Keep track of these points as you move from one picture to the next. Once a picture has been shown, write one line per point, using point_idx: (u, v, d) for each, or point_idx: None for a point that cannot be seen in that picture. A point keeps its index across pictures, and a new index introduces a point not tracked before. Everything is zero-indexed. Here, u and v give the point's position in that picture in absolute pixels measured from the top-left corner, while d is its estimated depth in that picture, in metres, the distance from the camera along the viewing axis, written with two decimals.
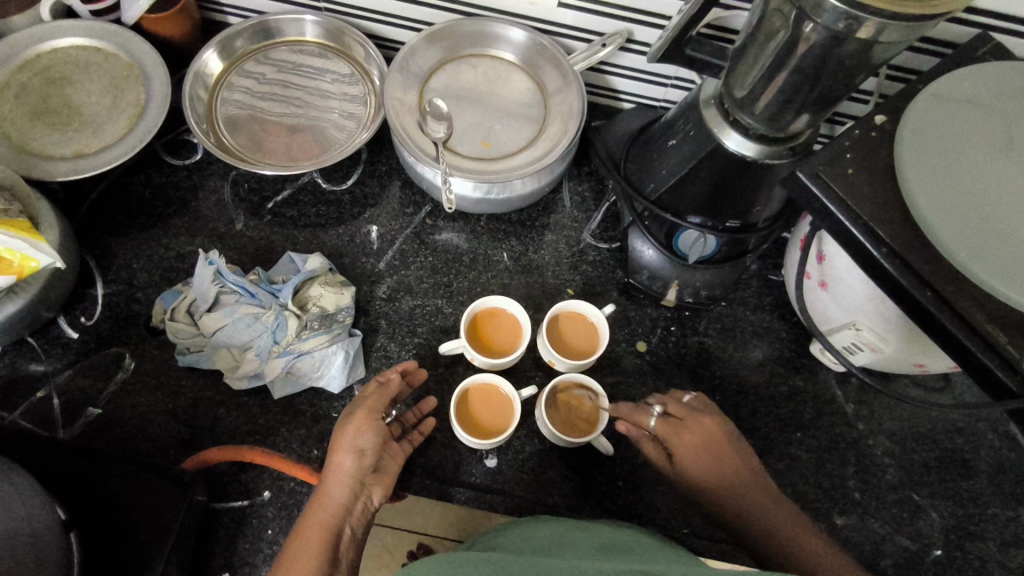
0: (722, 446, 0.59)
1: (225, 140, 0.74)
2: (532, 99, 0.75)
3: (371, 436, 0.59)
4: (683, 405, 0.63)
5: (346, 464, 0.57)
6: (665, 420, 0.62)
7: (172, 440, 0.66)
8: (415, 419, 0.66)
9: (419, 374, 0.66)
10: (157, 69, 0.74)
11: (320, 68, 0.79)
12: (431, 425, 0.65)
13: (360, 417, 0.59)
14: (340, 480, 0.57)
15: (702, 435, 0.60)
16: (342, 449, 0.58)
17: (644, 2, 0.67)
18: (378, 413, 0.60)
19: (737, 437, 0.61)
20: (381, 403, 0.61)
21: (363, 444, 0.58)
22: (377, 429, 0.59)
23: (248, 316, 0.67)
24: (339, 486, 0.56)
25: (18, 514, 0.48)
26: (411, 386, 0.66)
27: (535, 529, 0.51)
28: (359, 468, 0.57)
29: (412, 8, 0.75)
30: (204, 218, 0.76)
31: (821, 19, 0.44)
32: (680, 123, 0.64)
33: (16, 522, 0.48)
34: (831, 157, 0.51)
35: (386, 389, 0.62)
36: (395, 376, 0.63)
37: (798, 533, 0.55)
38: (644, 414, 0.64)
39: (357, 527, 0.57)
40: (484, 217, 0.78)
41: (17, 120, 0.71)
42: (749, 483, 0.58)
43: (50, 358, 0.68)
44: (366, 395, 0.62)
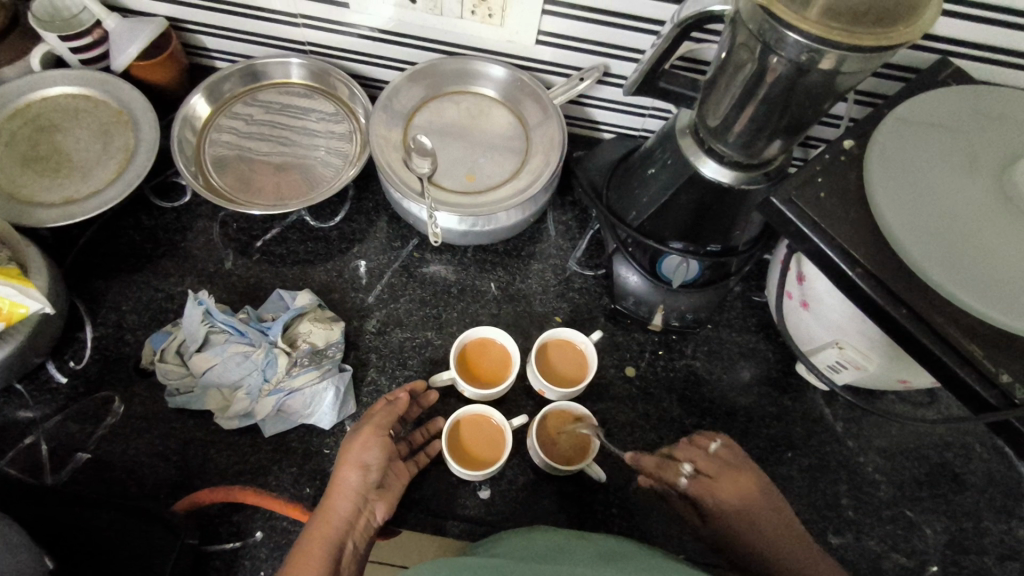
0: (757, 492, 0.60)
1: (213, 181, 0.75)
2: (515, 133, 0.77)
3: (376, 452, 0.60)
4: (713, 460, 0.62)
5: (351, 479, 0.59)
6: (697, 479, 0.61)
7: (163, 483, 0.66)
8: (424, 439, 0.68)
9: (429, 396, 0.69)
10: (146, 114, 0.75)
11: (305, 108, 0.81)
12: (437, 447, 0.67)
13: (366, 432, 0.61)
14: (344, 495, 0.58)
15: (736, 489, 0.60)
16: (347, 464, 0.59)
17: (619, 38, 0.69)
18: (385, 430, 0.62)
19: (771, 494, 0.61)
20: (389, 420, 0.63)
21: (369, 460, 0.60)
22: (383, 445, 0.61)
23: (238, 355, 0.67)
24: (342, 500, 0.58)
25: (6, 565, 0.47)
26: (421, 407, 0.69)
27: (538, 538, 0.51)
28: (363, 484, 0.59)
29: (396, 49, 0.77)
30: (194, 258, 0.77)
31: (785, 52, 0.47)
32: (658, 152, 0.66)
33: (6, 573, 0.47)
34: (803, 182, 0.53)
35: (394, 406, 0.64)
36: (405, 394, 0.65)
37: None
38: (673, 471, 0.62)
39: (359, 542, 0.58)
40: (471, 249, 0.79)
41: (6, 167, 0.72)
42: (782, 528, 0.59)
43: (38, 404, 0.68)
44: (375, 412, 0.64)
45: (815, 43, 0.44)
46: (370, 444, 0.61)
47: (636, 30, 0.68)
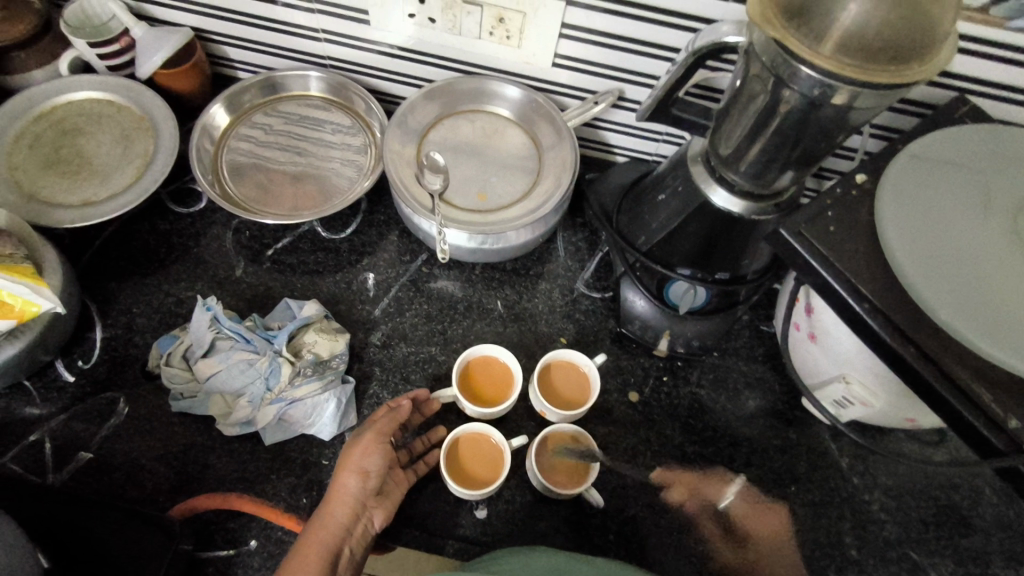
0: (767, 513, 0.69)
1: (228, 189, 0.76)
2: (528, 153, 0.78)
3: (376, 459, 0.61)
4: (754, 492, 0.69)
5: (351, 485, 0.60)
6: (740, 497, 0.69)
7: (162, 487, 0.66)
8: (424, 448, 0.68)
9: (432, 404, 0.68)
10: (167, 121, 0.77)
11: (322, 120, 0.82)
12: (437, 456, 0.67)
13: (368, 439, 0.62)
14: (343, 501, 0.59)
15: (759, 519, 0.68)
16: (347, 470, 0.61)
17: (635, 63, 0.70)
18: (386, 437, 0.63)
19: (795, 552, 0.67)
20: (391, 427, 0.63)
21: (369, 467, 0.61)
22: (383, 452, 0.62)
23: (242, 362, 0.67)
24: (340, 505, 0.59)
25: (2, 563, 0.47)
26: (423, 415, 0.69)
27: (537, 560, 0.51)
28: (361, 490, 0.60)
29: (414, 67, 0.79)
30: (206, 264, 0.78)
31: (797, 86, 0.47)
32: (669, 179, 0.66)
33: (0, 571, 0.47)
34: (813, 215, 0.53)
35: (396, 414, 0.64)
36: (407, 402, 0.65)
37: None
38: (723, 485, 0.69)
39: (354, 548, 0.59)
40: (479, 266, 0.79)
41: (29, 168, 0.74)
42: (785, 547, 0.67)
43: (45, 402, 0.69)
44: (377, 418, 0.64)
45: (827, 78, 0.44)
46: (371, 451, 0.62)
47: (651, 57, 0.68)
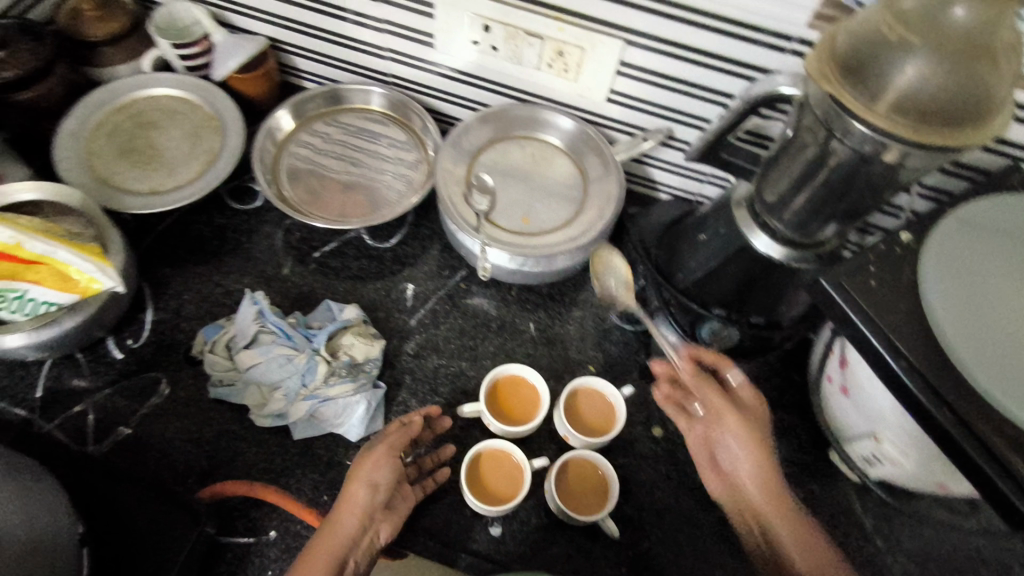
0: (744, 432, 0.63)
1: (284, 190, 0.80)
2: (574, 182, 0.79)
3: (386, 472, 0.62)
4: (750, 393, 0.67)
5: (360, 495, 0.60)
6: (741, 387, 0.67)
7: (193, 469, 0.68)
8: (433, 464, 0.68)
9: (442, 422, 0.69)
10: (235, 122, 0.81)
11: (379, 134, 0.85)
12: (446, 475, 0.68)
13: (379, 451, 0.63)
14: (352, 511, 0.59)
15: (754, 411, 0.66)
16: (358, 480, 0.61)
17: (687, 105, 0.71)
18: (397, 451, 0.63)
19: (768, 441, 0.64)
20: (401, 442, 0.64)
21: (379, 478, 0.61)
22: (394, 466, 0.62)
23: (282, 357, 0.70)
24: (349, 515, 0.59)
25: (47, 522, 0.49)
26: (434, 433, 0.69)
27: None
28: (370, 501, 0.60)
29: (473, 91, 0.82)
30: (255, 260, 0.81)
31: (849, 140, 0.48)
32: (712, 220, 0.67)
33: (45, 530, 0.49)
34: (854, 268, 0.53)
35: (408, 429, 0.65)
36: (419, 418, 0.66)
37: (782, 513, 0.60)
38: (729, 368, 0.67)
39: (360, 561, 0.58)
40: (516, 287, 0.81)
41: (104, 155, 0.79)
42: (756, 470, 0.62)
43: (93, 375, 0.72)
44: (388, 432, 0.65)
45: (879, 135, 0.45)
46: (382, 464, 0.62)
47: (705, 100, 0.70)
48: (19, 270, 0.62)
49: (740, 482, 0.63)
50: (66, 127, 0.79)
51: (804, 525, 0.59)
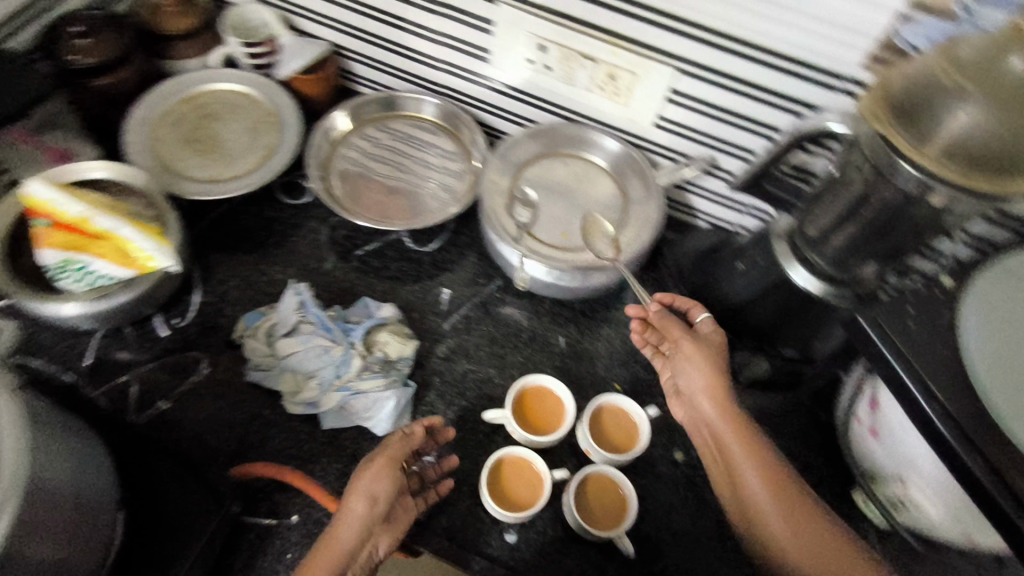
0: (695, 352, 0.66)
1: (334, 188, 0.83)
2: (615, 202, 0.81)
3: (386, 484, 0.59)
4: (710, 325, 0.70)
5: (358, 508, 0.57)
6: (704, 322, 0.70)
7: (224, 448, 0.70)
8: (436, 476, 0.68)
9: (446, 433, 0.68)
10: (294, 120, 0.85)
11: (429, 143, 0.88)
12: (448, 487, 0.67)
13: (379, 463, 0.61)
14: (350, 524, 0.56)
15: (710, 338, 0.68)
16: (357, 492, 0.58)
17: (734, 136, 0.73)
18: (398, 463, 0.61)
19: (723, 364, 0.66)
20: (402, 453, 0.62)
21: (378, 491, 0.59)
22: (393, 478, 0.60)
23: (319, 347, 0.72)
24: (347, 529, 0.56)
25: (99, 479, 0.52)
26: (436, 442, 0.68)
27: None
28: (369, 514, 0.57)
29: (523, 107, 0.84)
30: (300, 253, 0.84)
31: (897, 180, 0.48)
32: (750, 249, 0.68)
33: (95, 486, 0.52)
34: (893, 307, 0.54)
35: (409, 440, 0.63)
36: (421, 429, 0.64)
37: (729, 425, 0.61)
38: (695, 309, 0.72)
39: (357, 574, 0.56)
40: (549, 300, 0.82)
41: (169, 142, 0.83)
42: (706, 385, 0.64)
43: (139, 348, 0.75)
44: (389, 442, 0.63)
45: (928, 176, 0.46)
46: (381, 476, 0.60)
47: (751, 133, 0.71)
48: (86, 243, 0.66)
49: (695, 401, 0.65)
50: (136, 114, 0.83)
51: (756, 440, 0.59)
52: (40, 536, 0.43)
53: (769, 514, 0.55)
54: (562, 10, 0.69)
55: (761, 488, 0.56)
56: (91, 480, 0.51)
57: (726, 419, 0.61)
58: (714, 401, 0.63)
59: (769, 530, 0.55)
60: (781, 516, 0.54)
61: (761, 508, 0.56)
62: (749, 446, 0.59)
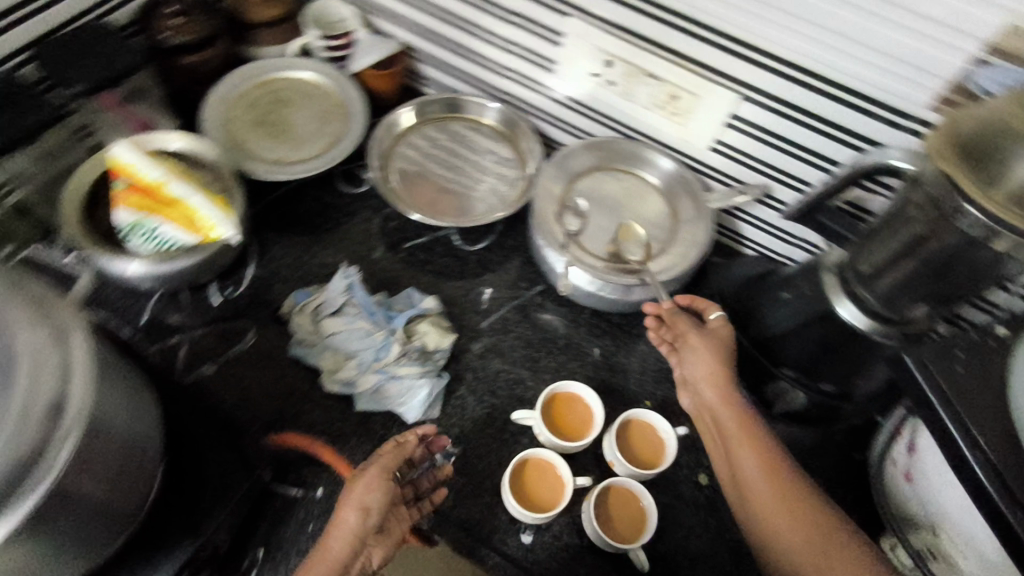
0: (700, 343, 0.69)
1: (391, 180, 0.86)
2: (663, 221, 0.82)
3: (378, 496, 0.58)
4: (722, 321, 0.71)
5: (350, 520, 0.56)
6: (715, 319, 0.71)
7: (261, 417, 0.73)
8: (428, 486, 0.67)
9: (442, 441, 0.69)
10: (361, 112, 0.89)
11: (487, 146, 0.90)
12: (443, 496, 0.66)
13: (372, 474, 0.59)
14: (341, 537, 0.55)
15: (719, 333, 0.70)
16: (348, 504, 0.57)
17: (792, 167, 0.73)
18: (389, 473, 0.60)
19: (730, 358, 0.68)
20: (394, 464, 0.61)
21: (370, 503, 0.57)
22: (385, 489, 0.58)
23: (362, 330, 0.75)
24: (338, 542, 0.55)
25: (150, 426, 0.55)
26: (431, 451, 0.68)
27: None
28: (361, 527, 0.56)
29: (583, 120, 0.86)
30: (352, 239, 0.87)
31: (960, 223, 0.48)
32: (798, 280, 0.67)
33: (146, 433, 0.54)
34: (942, 350, 0.53)
35: (401, 450, 0.62)
36: (413, 438, 0.64)
37: (733, 418, 0.63)
38: (707, 306, 0.73)
39: None
40: (588, 311, 0.83)
41: (243, 122, 0.87)
42: (711, 376, 0.66)
43: (192, 313, 0.79)
44: (382, 452, 0.62)
45: (993, 222, 0.45)
46: (373, 487, 0.58)
47: (808, 164, 0.71)
48: (157, 207, 0.70)
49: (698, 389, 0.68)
50: (215, 93, 0.87)
51: (756, 432, 0.61)
52: (93, 473, 0.46)
53: (761, 499, 0.57)
54: (632, 28, 0.70)
55: (755, 473, 0.58)
56: (143, 427, 0.54)
57: (731, 411, 0.63)
58: (720, 393, 0.65)
59: (761, 513, 0.57)
60: (774, 505, 0.56)
61: (755, 493, 0.58)
62: (750, 441, 0.60)
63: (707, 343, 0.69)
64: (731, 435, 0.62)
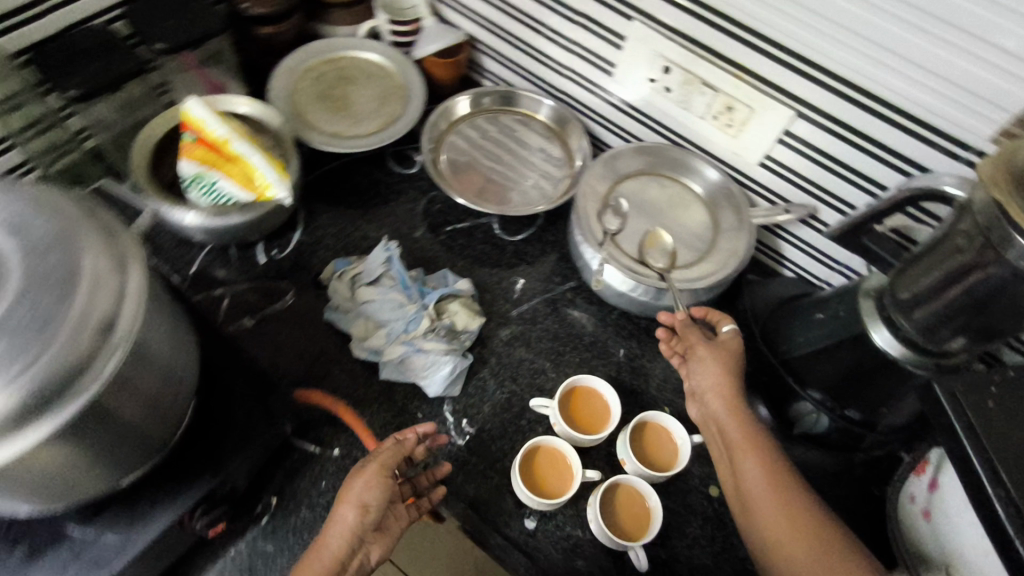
0: (710, 356, 0.69)
1: (440, 164, 0.88)
2: (704, 231, 0.82)
3: (377, 493, 0.59)
4: (734, 335, 0.71)
5: (348, 517, 0.57)
6: (727, 333, 0.71)
7: (289, 374, 0.76)
8: (427, 483, 0.67)
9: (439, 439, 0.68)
10: (419, 96, 0.91)
11: (537, 141, 0.92)
12: (441, 495, 0.66)
13: (371, 471, 0.60)
14: (339, 532, 0.57)
15: (729, 347, 0.70)
16: (347, 501, 0.58)
17: (841, 189, 0.72)
18: (389, 471, 0.60)
19: (740, 373, 0.67)
20: (394, 461, 0.61)
21: (369, 500, 0.58)
22: (385, 487, 0.59)
23: (395, 302, 0.77)
24: (336, 538, 0.56)
25: (187, 360, 0.57)
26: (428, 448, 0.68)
27: None
28: (359, 524, 0.57)
29: (634, 124, 0.86)
30: (397, 217, 0.90)
31: (1007, 253, 0.47)
32: (833, 302, 0.67)
33: (183, 367, 0.57)
34: (974, 383, 0.51)
35: (400, 447, 0.63)
36: (413, 436, 0.64)
37: (740, 433, 0.62)
38: (720, 319, 0.73)
39: None
40: (618, 312, 0.84)
41: (307, 93, 0.91)
42: (720, 389, 0.66)
43: (238, 269, 0.83)
44: (381, 449, 0.62)
45: None
46: (373, 484, 0.59)
47: (857, 188, 0.70)
48: (221, 162, 0.73)
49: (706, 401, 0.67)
50: (285, 64, 0.91)
51: (764, 448, 0.61)
52: (130, 394, 0.49)
53: (767, 516, 0.56)
54: (693, 35, 0.71)
55: (762, 489, 0.58)
56: (181, 361, 0.56)
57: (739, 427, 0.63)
58: (727, 408, 0.65)
59: (765, 530, 0.56)
60: (778, 523, 0.55)
61: (761, 509, 0.57)
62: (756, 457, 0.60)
63: (718, 356, 0.69)
64: (735, 450, 0.61)
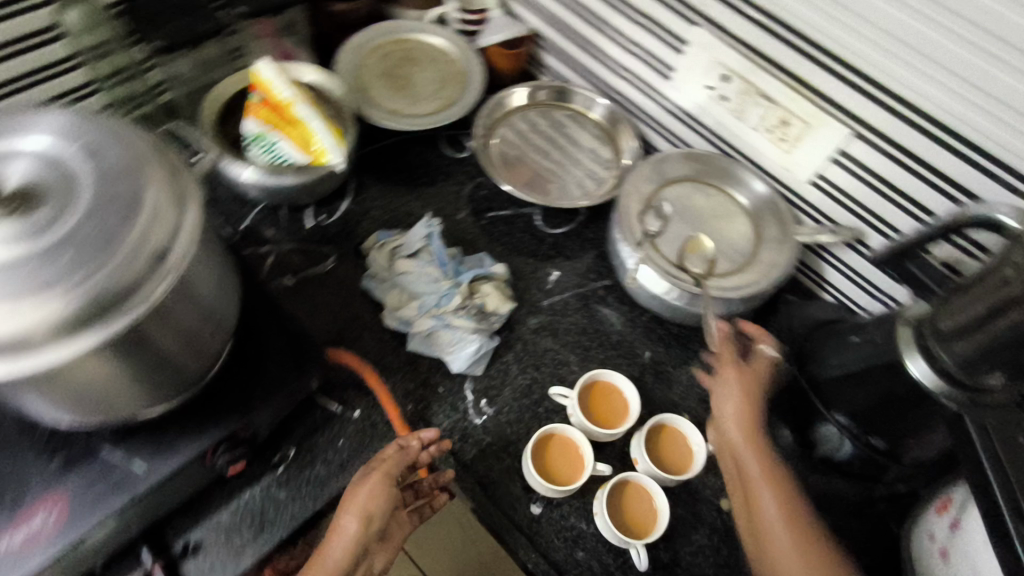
0: (734, 378, 0.69)
1: (490, 150, 0.90)
2: (745, 243, 0.81)
3: (379, 502, 0.60)
4: (768, 360, 0.72)
5: (350, 526, 0.59)
6: (763, 356, 0.72)
7: (322, 334, 0.78)
8: (430, 487, 0.68)
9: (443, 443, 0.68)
10: (478, 83, 0.94)
11: (587, 138, 0.93)
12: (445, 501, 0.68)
13: (373, 479, 0.61)
14: (340, 541, 0.58)
15: (751, 372, 0.70)
16: (349, 509, 0.59)
17: (890, 213, 0.70)
18: (391, 479, 0.62)
19: (759, 400, 0.68)
20: (397, 469, 0.63)
21: (371, 509, 0.60)
22: (388, 496, 0.61)
23: (430, 276, 0.79)
24: (337, 545, 0.58)
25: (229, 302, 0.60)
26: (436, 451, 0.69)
27: None
28: (361, 534, 0.59)
29: (687, 130, 0.86)
30: (442, 197, 0.92)
31: None
32: (870, 326, 0.65)
33: (223, 308, 0.59)
34: None
35: (403, 455, 0.64)
36: (417, 445, 0.65)
37: (755, 458, 0.62)
38: (766, 340, 0.74)
39: None
40: (648, 315, 0.83)
41: (370, 69, 0.94)
42: (739, 412, 0.66)
43: (286, 230, 0.86)
44: (386, 456, 0.64)
45: None
46: (375, 492, 0.61)
47: (908, 214, 0.69)
48: (282, 123, 0.77)
49: (723, 423, 0.67)
50: (354, 39, 0.95)
51: (779, 477, 0.60)
52: (172, 321, 0.51)
53: (775, 542, 0.56)
54: (756, 45, 0.71)
55: (774, 516, 0.57)
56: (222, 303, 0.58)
57: (755, 453, 0.62)
58: (744, 432, 0.65)
59: (773, 557, 0.56)
60: (789, 551, 0.55)
61: (771, 536, 0.57)
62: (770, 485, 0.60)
63: (745, 379, 0.69)
64: (749, 478, 0.61)
